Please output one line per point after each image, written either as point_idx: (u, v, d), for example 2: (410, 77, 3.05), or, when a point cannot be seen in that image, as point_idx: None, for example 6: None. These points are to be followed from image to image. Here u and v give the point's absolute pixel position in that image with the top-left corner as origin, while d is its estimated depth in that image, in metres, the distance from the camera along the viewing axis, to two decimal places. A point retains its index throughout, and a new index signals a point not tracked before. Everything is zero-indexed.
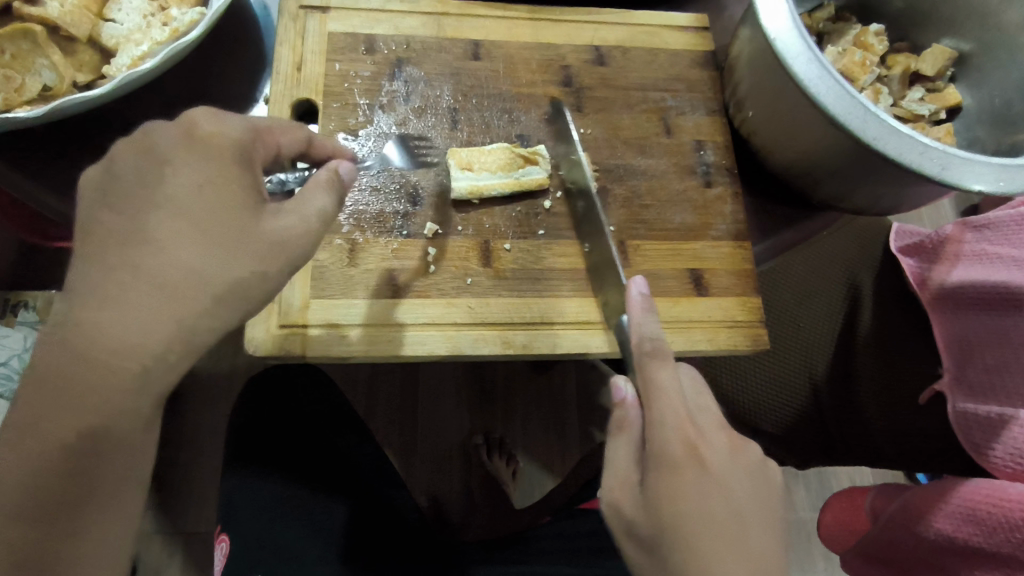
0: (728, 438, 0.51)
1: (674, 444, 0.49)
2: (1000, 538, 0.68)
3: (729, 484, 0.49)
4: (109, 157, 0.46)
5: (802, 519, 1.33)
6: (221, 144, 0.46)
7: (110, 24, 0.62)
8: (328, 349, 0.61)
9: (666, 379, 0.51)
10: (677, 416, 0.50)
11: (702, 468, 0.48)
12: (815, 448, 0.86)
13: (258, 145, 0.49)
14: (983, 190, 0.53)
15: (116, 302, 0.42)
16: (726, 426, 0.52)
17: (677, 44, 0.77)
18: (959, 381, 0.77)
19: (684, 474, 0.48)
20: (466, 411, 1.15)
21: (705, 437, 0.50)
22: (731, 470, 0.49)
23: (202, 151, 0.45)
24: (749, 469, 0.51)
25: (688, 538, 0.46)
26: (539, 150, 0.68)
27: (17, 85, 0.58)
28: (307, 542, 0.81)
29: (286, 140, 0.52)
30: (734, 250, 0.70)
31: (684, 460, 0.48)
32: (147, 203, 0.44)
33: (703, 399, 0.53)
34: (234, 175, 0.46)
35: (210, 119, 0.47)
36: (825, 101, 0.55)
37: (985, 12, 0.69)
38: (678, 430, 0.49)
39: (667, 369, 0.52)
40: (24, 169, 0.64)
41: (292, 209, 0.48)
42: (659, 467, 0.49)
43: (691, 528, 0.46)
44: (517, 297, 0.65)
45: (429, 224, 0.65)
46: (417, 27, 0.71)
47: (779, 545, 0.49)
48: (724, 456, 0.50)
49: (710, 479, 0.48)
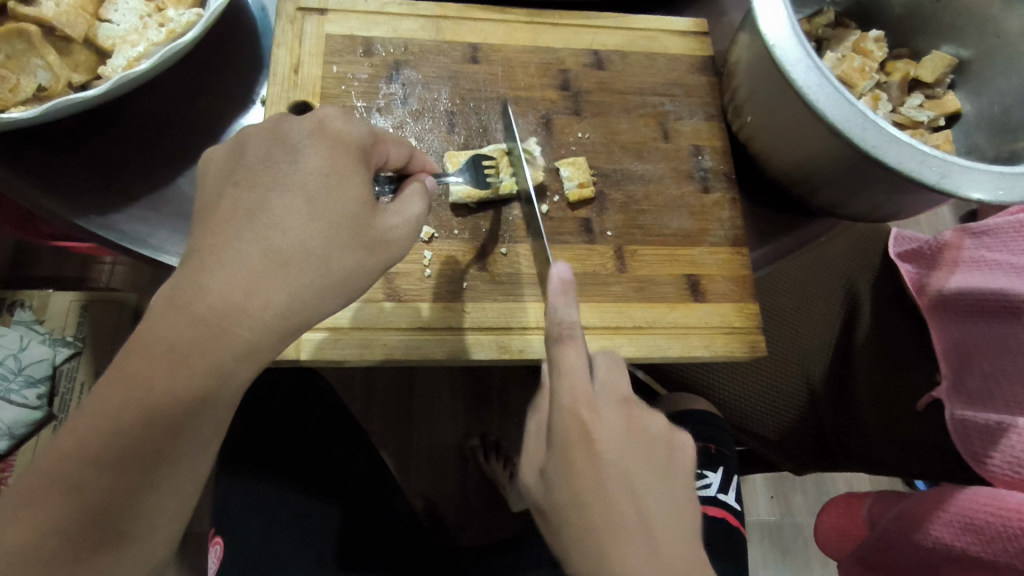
0: (623, 415, 0.48)
1: (567, 425, 0.46)
2: (998, 547, 0.68)
3: (624, 462, 0.45)
4: (237, 140, 0.46)
5: (798, 524, 1.33)
6: (346, 144, 0.46)
7: (106, 25, 0.62)
8: (323, 353, 0.61)
9: (569, 358, 0.48)
10: (571, 391, 0.47)
11: (595, 442, 0.45)
12: (813, 455, 0.85)
13: (377, 150, 0.50)
14: (983, 199, 0.53)
15: (161, 313, 0.39)
16: (623, 401, 0.49)
17: (676, 49, 0.77)
18: (958, 389, 0.78)
19: (576, 458, 0.44)
20: (462, 415, 1.15)
21: (599, 413, 0.47)
22: (625, 444, 0.46)
23: (320, 147, 0.45)
24: (647, 444, 0.48)
25: (584, 514, 0.43)
26: (532, 148, 0.68)
27: (11, 85, 0.57)
28: (297, 548, 0.80)
29: (396, 152, 0.52)
30: (731, 256, 0.69)
31: (577, 442, 0.45)
32: (261, 188, 0.43)
33: (612, 382, 0.51)
34: (349, 171, 0.46)
35: (339, 119, 0.47)
36: (822, 108, 0.54)
37: (985, 19, 0.68)
38: (570, 407, 0.46)
39: (576, 354, 0.49)
40: (13, 167, 0.63)
41: (397, 210, 0.49)
42: (554, 448, 0.45)
43: (587, 512, 0.43)
44: (512, 302, 0.65)
45: (425, 228, 0.65)
46: (415, 30, 0.71)
47: (684, 519, 0.45)
48: (618, 434, 0.47)
49: (603, 454, 0.45)
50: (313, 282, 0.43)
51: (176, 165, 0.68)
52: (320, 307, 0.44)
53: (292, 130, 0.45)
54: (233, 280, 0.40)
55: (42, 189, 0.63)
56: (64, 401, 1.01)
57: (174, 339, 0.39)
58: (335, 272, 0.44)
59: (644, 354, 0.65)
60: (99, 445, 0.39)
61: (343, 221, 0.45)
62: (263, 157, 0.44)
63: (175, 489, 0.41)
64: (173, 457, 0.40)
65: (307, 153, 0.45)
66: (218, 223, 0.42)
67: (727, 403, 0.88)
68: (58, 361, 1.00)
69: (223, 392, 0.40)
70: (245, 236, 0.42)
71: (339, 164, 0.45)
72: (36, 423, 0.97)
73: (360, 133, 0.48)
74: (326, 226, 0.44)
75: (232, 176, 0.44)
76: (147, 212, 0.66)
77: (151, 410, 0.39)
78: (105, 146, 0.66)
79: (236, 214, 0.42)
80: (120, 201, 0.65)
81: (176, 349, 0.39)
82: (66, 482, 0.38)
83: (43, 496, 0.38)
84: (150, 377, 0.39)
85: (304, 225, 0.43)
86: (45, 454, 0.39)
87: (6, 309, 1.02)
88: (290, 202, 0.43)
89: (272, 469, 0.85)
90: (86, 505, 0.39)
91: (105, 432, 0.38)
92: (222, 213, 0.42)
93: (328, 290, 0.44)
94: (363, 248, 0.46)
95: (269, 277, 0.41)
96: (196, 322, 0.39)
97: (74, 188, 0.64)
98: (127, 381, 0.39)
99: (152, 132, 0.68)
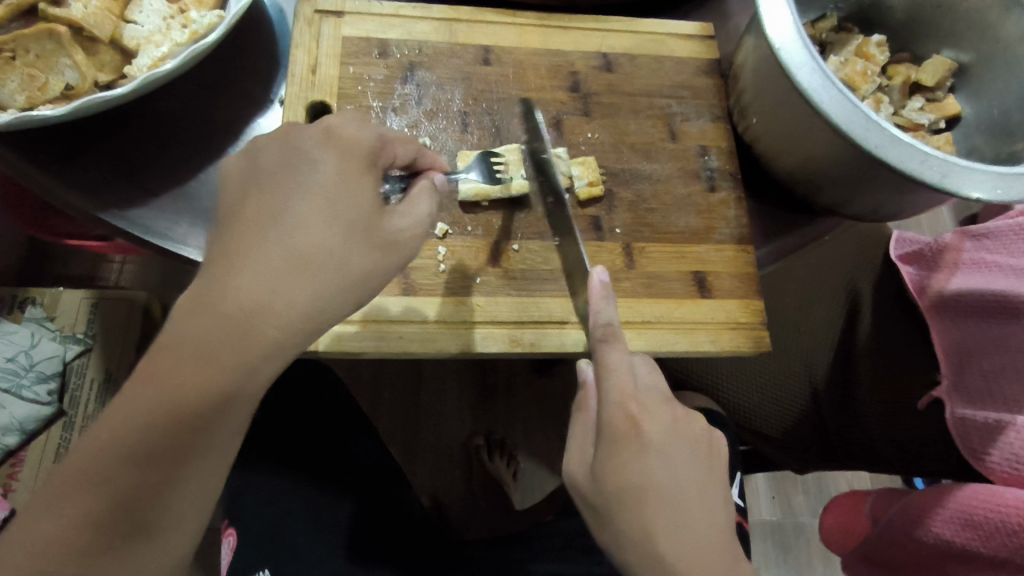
0: (668, 409, 0.50)
1: (616, 416, 0.48)
2: (997, 542, 0.70)
3: (668, 453, 0.48)
4: (263, 138, 0.48)
5: (801, 524, 1.34)
6: (352, 151, 0.48)
7: (132, 25, 0.64)
8: (339, 345, 0.63)
9: (614, 358, 0.51)
10: (619, 389, 0.49)
11: (642, 438, 0.47)
12: (813, 451, 0.87)
13: (384, 153, 0.51)
14: (982, 198, 0.54)
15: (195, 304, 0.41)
16: (668, 399, 0.50)
17: (683, 52, 0.78)
18: (958, 388, 0.79)
19: (626, 451, 0.47)
20: (468, 413, 1.17)
21: (648, 412, 0.49)
22: (670, 439, 0.48)
23: (334, 153, 0.47)
24: (691, 439, 0.50)
25: (632, 507, 0.46)
26: (558, 151, 0.69)
27: (40, 83, 0.60)
28: (311, 541, 0.81)
29: (403, 152, 0.53)
30: (736, 254, 0.71)
31: (625, 432, 0.48)
32: (275, 189, 0.45)
33: (656, 382, 0.52)
34: (360, 172, 0.48)
35: (347, 125, 0.50)
36: (826, 109, 0.56)
37: (985, 24, 0.70)
38: (620, 399, 0.48)
39: (618, 352, 0.51)
40: (41, 165, 0.65)
41: (407, 212, 0.50)
42: (604, 436, 0.48)
43: (631, 497, 0.46)
44: (524, 297, 0.67)
45: (439, 225, 0.67)
46: (429, 33, 0.73)
47: (723, 513, 0.48)
48: (665, 427, 0.49)
49: (651, 450, 0.47)
50: (336, 281, 0.44)
51: (195, 161, 0.69)
52: (339, 306, 0.45)
53: (302, 137, 0.48)
54: (255, 276, 0.42)
55: (66, 187, 0.65)
56: (74, 397, 1.02)
57: (206, 327, 0.41)
58: (354, 273, 0.46)
59: (652, 348, 0.67)
60: (133, 430, 0.40)
61: (360, 224, 0.46)
62: (277, 165, 0.46)
63: (202, 475, 0.42)
64: (206, 444, 0.42)
65: (321, 160, 0.47)
66: (244, 220, 0.43)
67: (731, 402, 0.90)
68: (68, 357, 1.01)
69: (249, 381, 0.42)
70: (268, 239, 0.43)
71: (352, 170, 0.47)
72: (45, 419, 0.99)
73: (369, 137, 0.50)
74: (343, 230, 0.45)
75: (255, 177, 0.46)
76: (167, 209, 0.67)
77: (184, 396, 0.40)
78: (129, 144, 0.68)
79: (261, 219, 0.44)
80: (141, 196, 0.67)
81: (207, 336, 0.41)
82: (99, 464, 0.40)
83: (79, 477, 0.40)
84: (182, 363, 0.41)
85: (325, 228, 0.44)
86: (83, 440, 0.41)
87: (16, 306, 1.03)
88: (310, 206, 0.45)
89: (285, 464, 0.87)
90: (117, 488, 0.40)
91: (140, 415, 0.40)
92: (246, 218, 0.44)
93: (347, 291, 0.45)
94: (380, 249, 0.47)
95: (293, 278, 0.43)
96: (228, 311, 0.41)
97: (96, 184, 0.66)
98: (161, 368, 0.41)
99: (172, 129, 0.69)
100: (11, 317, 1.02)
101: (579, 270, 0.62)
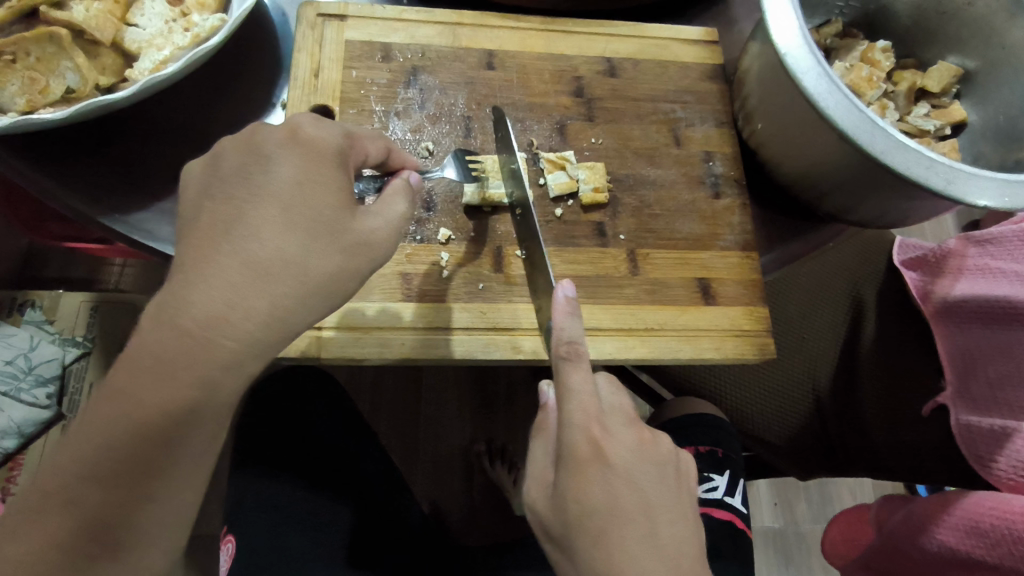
0: (632, 429, 0.49)
1: (577, 440, 0.47)
2: (1003, 551, 0.69)
3: (634, 476, 0.47)
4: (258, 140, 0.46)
5: (802, 532, 1.33)
6: (320, 151, 0.47)
7: (132, 29, 0.63)
8: (341, 351, 0.62)
9: (575, 379, 0.49)
10: (582, 410, 0.48)
11: (605, 461, 0.47)
12: (817, 459, 0.86)
13: (352, 151, 0.51)
14: (988, 206, 0.54)
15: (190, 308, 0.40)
16: (633, 420, 0.50)
17: (687, 57, 0.78)
18: (962, 395, 0.79)
19: (589, 471, 0.46)
20: (468, 419, 1.16)
21: (611, 433, 0.48)
22: (635, 462, 0.48)
23: (296, 155, 0.46)
24: (658, 462, 0.49)
25: (597, 537, 0.44)
26: (567, 154, 0.69)
27: (42, 86, 0.59)
28: (310, 545, 0.80)
29: (373, 148, 0.54)
30: (741, 261, 0.71)
31: (586, 456, 0.47)
32: (275, 197, 0.44)
33: (617, 398, 0.51)
34: (330, 174, 0.47)
35: (312, 125, 0.48)
36: (833, 115, 0.56)
37: (991, 30, 0.70)
38: (582, 423, 0.47)
39: (582, 373, 0.50)
40: (43, 169, 0.65)
41: (379, 212, 0.50)
42: (566, 461, 0.47)
43: (598, 522, 0.45)
44: (528, 303, 0.66)
45: (442, 230, 0.66)
46: (432, 37, 0.73)
47: (693, 537, 0.47)
48: (628, 449, 0.48)
49: (614, 472, 0.46)
50: (294, 289, 0.44)
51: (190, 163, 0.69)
52: (301, 313, 0.44)
53: (266, 138, 0.46)
54: (237, 284, 0.42)
55: (65, 188, 0.65)
56: (72, 401, 1.01)
57: (206, 316, 0.41)
58: (315, 276, 0.45)
59: (656, 356, 0.66)
60: (128, 426, 0.40)
61: (319, 228, 0.45)
62: (237, 170, 0.45)
63: (193, 464, 0.43)
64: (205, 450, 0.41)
65: (279, 161, 0.46)
66: (243, 224, 0.43)
67: (733, 407, 0.89)
68: (66, 361, 1.01)
69: (242, 369, 0.42)
70: (222, 250, 0.42)
71: (311, 172, 0.46)
72: (44, 422, 0.98)
73: (333, 137, 0.49)
74: (302, 235, 0.45)
75: (253, 180, 0.45)
76: (167, 212, 0.67)
77: (186, 393, 0.40)
78: (130, 147, 0.68)
79: (212, 231, 0.43)
80: (144, 200, 0.67)
81: (207, 330, 0.41)
82: (95, 457, 0.40)
83: (80, 469, 0.40)
84: (175, 356, 0.40)
85: (279, 235, 0.44)
86: (82, 447, 0.40)
87: (16, 308, 1.02)
88: (265, 212, 0.44)
89: (283, 467, 0.86)
90: (115, 478, 0.41)
91: (136, 414, 0.40)
92: (202, 230, 0.43)
93: (309, 296, 0.45)
94: (343, 252, 0.46)
95: (250, 287, 0.42)
96: (232, 311, 0.41)
97: (98, 185, 0.66)
98: (158, 366, 0.40)
99: (171, 130, 0.69)
100: (9, 320, 1.00)
101: (540, 280, 0.61)
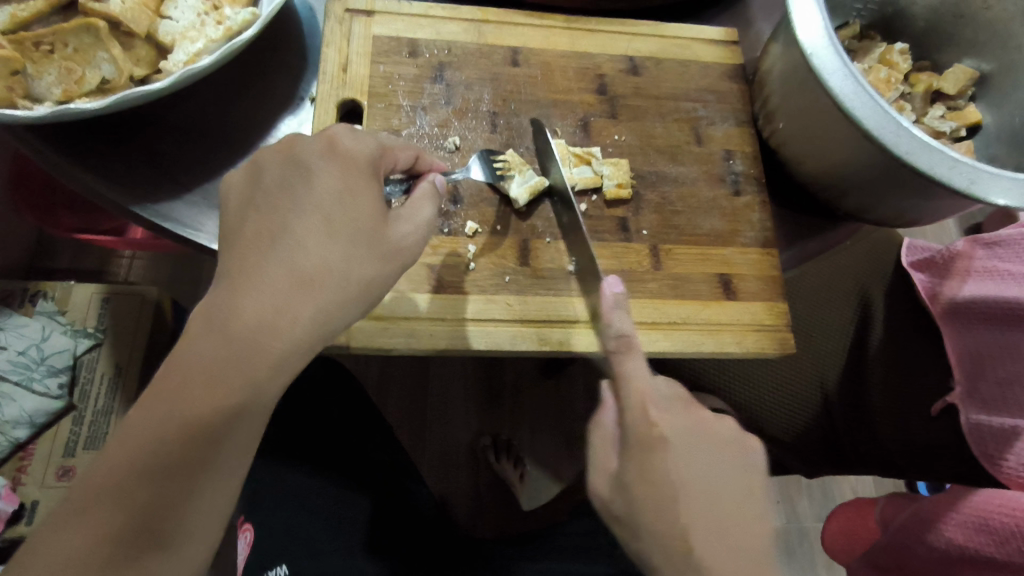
0: (688, 413, 0.54)
1: (638, 421, 0.50)
2: (1011, 547, 0.70)
3: (693, 458, 0.51)
4: (295, 147, 0.49)
5: (804, 528, 1.35)
6: (356, 160, 0.50)
7: (166, 21, 0.64)
8: (371, 340, 0.63)
9: (631, 369, 0.52)
10: (638, 392, 0.51)
11: (665, 443, 0.50)
12: (824, 457, 0.88)
13: (384, 160, 0.54)
14: (1009, 204, 0.54)
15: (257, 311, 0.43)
16: (687, 404, 0.55)
17: (707, 57, 0.79)
18: (971, 394, 0.79)
19: (654, 455, 0.49)
20: (476, 413, 1.17)
21: (665, 415, 0.52)
22: (689, 445, 0.52)
23: (332, 165, 0.49)
24: (716, 444, 0.54)
25: (668, 517, 0.48)
26: (594, 151, 0.71)
27: (78, 77, 0.61)
28: (330, 535, 0.81)
29: (403, 156, 0.56)
30: (761, 257, 0.72)
31: (649, 439, 0.50)
32: (309, 204, 0.47)
33: (672, 389, 0.55)
34: (362, 187, 0.50)
35: (347, 136, 0.51)
36: (858, 115, 0.57)
37: (1006, 35, 0.71)
38: (638, 407, 0.50)
39: (636, 361, 0.52)
40: (77, 160, 0.66)
41: (409, 217, 0.53)
42: (629, 443, 0.50)
43: (666, 502, 0.49)
44: (552, 295, 0.67)
45: (469, 224, 0.67)
46: (458, 33, 0.74)
47: (751, 516, 0.51)
48: (682, 429, 0.53)
49: (674, 453, 0.50)
50: (338, 296, 0.47)
51: (218, 157, 0.69)
52: (343, 315, 0.48)
53: (305, 152, 0.49)
54: (276, 288, 0.45)
55: (98, 178, 0.65)
56: (83, 391, 1.01)
57: (256, 318, 0.44)
58: (355, 282, 0.48)
59: (680, 349, 0.67)
60: (176, 427, 0.42)
61: (360, 238, 0.49)
62: (280, 183, 0.48)
63: (236, 461, 0.45)
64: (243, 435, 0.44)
65: (323, 170, 0.49)
66: (284, 227, 0.47)
67: (743, 408, 0.90)
68: (78, 352, 1.01)
69: (290, 368, 0.46)
70: (269, 258, 0.46)
71: (351, 184, 0.49)
72: (56, 412, 0.98)
73: (367, 147, 0.52)
74: (345, 244, 0.48)
75: (296, 185, 0.48)
76: (195, 204, 0.67)
77: (235, 395, 0.44)
78: (156, 139, 0.69)
79: (259, 240, 0.46)
80: (171, 189, 0.67)
81: (256, 333, 0.44)
82: (152, 450, 0.42)
83: (131, 460, 0.42)
84: (225, 364, 0.43)
85: (325, 241, 0.47)
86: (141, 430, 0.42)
87: (28, 299, 1.01)
88: (312, 219, 0.47)
89: (300, 459, 0.87)
90: (168, 473, 0.42)
91: (187, 412, 0.43)
92: (250, 234, 0.47)
93: (351, 299, 0.48)
94: (380, 258, 0.50)
95: (293, 295, 0.45)
96: (281, 318, 0.45)
97: (128, 176, 0.67)
98: (210, 364, 0.43)
99: (198, 124, 0.70)
100: (21, 310, 1.01)
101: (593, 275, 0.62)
